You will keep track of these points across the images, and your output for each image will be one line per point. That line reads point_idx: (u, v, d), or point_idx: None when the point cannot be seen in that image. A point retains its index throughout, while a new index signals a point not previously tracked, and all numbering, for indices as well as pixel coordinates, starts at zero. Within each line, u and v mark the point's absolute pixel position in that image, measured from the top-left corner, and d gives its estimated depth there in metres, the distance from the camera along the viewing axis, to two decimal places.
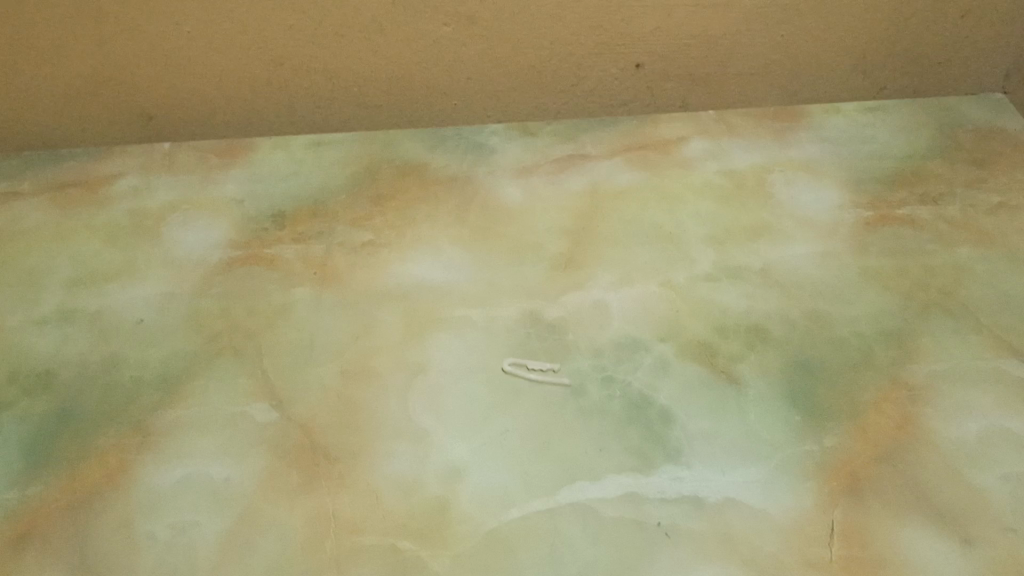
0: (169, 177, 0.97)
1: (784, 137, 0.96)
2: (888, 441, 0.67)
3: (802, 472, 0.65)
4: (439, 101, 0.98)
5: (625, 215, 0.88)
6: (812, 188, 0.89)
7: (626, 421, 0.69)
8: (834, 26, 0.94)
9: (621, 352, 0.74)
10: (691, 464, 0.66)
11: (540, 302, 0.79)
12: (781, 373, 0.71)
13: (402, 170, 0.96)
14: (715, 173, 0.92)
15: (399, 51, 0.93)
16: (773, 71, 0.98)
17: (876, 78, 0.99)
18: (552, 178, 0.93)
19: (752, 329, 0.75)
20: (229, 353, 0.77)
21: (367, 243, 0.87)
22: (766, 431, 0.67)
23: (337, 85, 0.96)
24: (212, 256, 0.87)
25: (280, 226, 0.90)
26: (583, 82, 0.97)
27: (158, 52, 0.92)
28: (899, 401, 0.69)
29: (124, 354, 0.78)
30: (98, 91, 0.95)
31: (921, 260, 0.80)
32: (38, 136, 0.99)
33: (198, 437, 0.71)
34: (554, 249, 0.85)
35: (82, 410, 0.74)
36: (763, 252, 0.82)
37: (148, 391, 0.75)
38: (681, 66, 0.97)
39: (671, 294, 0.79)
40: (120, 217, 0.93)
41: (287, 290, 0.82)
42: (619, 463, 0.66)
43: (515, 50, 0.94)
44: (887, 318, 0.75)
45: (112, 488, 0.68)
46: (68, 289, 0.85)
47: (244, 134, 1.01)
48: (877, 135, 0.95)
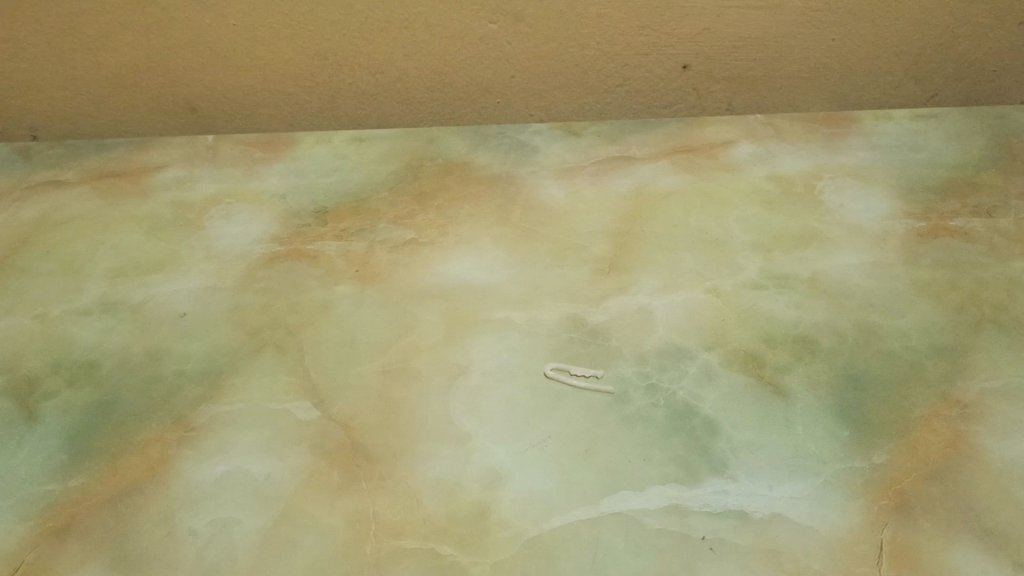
0: (212, 169, 0.97)
1: (833, 142, 0.94)
2: (939, 459, 0.65)
3: (851, 489, 0.64)
4: (483, 98, 0.97)
5: (670, 219, 0.87)
6: (862, 197, 0.87)
7: (670, 431, 0.68)
8: (886, 30, 0.92)
9: (666, 359, 0.73)
10: (737, 476, 0.65)
11: (583, 306, 0.79)
12: (829, 386, 0.70)
13: (444, 168, 0.95)
14: (762, 178, 0.90)
15: (445, 46, 0.93)
16: (823, 75, 0.96)
17: (928, 84, 0.97)
18: (596, 180, 0.92)
19: (799, 341, 0.74)
20: (271, 349, 0.77)
21: (409, 241, 0.87)
22: (814, 446, 0.66)
23: (381, 81, 0.96)
24: (254, 250, 0.87)
25: (322, 222, 0.89)
26: (628, 83, 0.96)
27: (204, 43, 0.93)
28: (951, 419, 0.68)
29: (166, 347, 0.78)
30: (144, 82, 0.96)
31: (974, 273, 0.79)
32: (83, 125, 1.00)
33: (240, 433, 0.71)
34: (598, 252, 0.84)
35: (124, 402, 0.74)
36: (811, 261, 0.81)
37: (190, 385, 0.75)
38: (729, 68, 0.95)
39: (716, 302, 0.78)
40: (163, 209, 0.93)
41: (329, 288, 0.82)
42: (663, 474, 0.65)
43: (560, 48, 0.93)
44: (938, 332, 0.74)
45: (154, 481, 0.68)
46: (112, 280, 0.85)
47: (286, 128, 1.01)
48: (929, 143, 0.93)
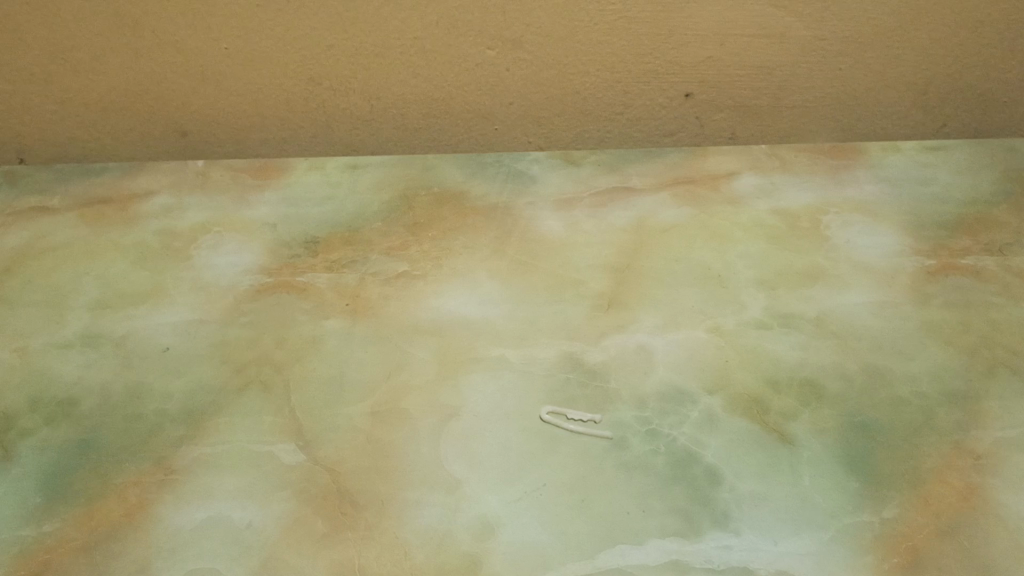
0: (202, 196, 0.95)
1: (840, 175, 0.91)
2: (952, 514, 0.62)
3: (860, 545, 0.61)
4: (480, 126, 0.95)
5: (672, 253, 0.84)
6: (870, 232, 0.84)
7: (670, 480, 0.65)
8: (894, 59, 0.90)
9: (666, 403, 0.70)
10: (740, 530, 0.62)
11: (581, 345, 0.76)
12: (836, 434, 0.67)
13: (440, 197, 0.92)
14: (766, 212, 0.88)
15: (441, 72, 0.90)
16: (830, 106, 0.93)
17: (936, 116, 0.94)
18: (596, 212, 0.89)
19: (805, 384, 0.71)
20: (256, 387, 0.74)
21: (402, 274, 0.84)
22: (820, 498, 0.63)
23: (375, 107, 0.93)
24: (242, 282, 0.84)
25: (313, 253, 0.87)
26: (629, 111, 0.94)
27: (195, 67, 0.90)
28: (964, 470, 0.65)
29: (148, 384, 0.75)
30: (133, 106, 0.93)
31: (986, 314, 0.76)
32: (71, 150, 0.97)
33: (222, 477, 0.68)
34: (597, 287, 0.81)
35: (103, 442, 0.71)
36: (817, 299, 0.78)
37: (172, 424, 0.72)
38: (733, 97, 0.93)
39: (719, 341, 0.75)
40: (150, 237, 0.90)
41: (319, 322, 0.80)
42: (662, 526, 0.62)
43: (560, 76, 0.91)
44: (950, 377, 0.71)
45: (130, 527, 0.65)
46: (95, 311, 0.83)
47: (278, 154, 0.98)
48: (938, 176, 0.91)
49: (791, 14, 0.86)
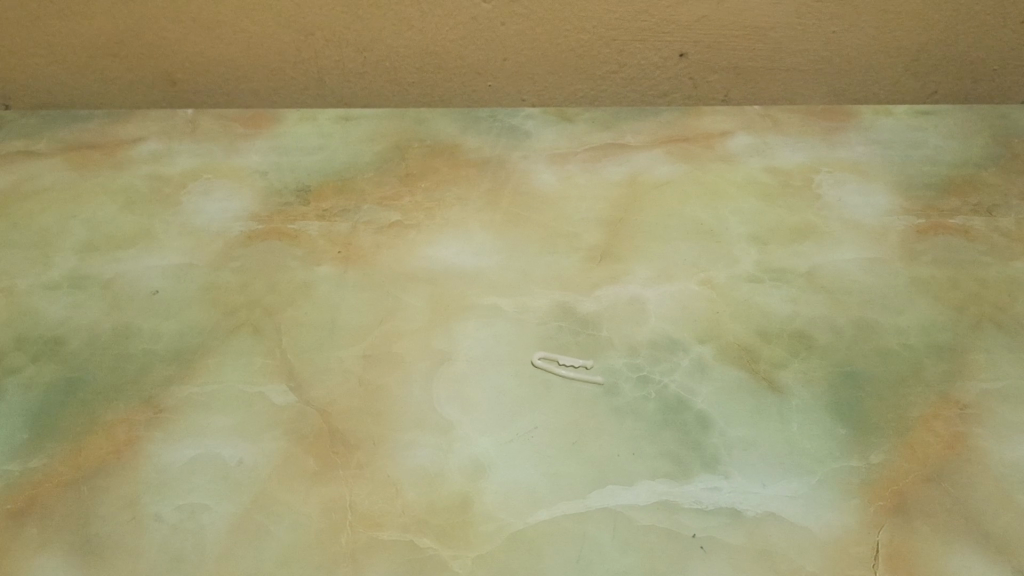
0: (192, 143, 0.94)
1: (832, 136, 0.92)
2: (938, 461, 0.63)
3: (847, 489, 0.61)
4: (474, 80, 0.95)
5: (666, 209, 0.84)
6: (861, 192, 0.85)
7: (660, 425, 0.66)
8: (887, 23, 0.90)
9: (658, 351, 0.71)
10: (730, 473, 0.63)
11: (573, 295, 0.76)
12: (825, 383, 0.68)
13: (432, 150, 0.92)
14: (759, 170, 0.88)
15: (436, 24, 0.90)
16: (823, 69, 0.94)
17: (927, 82, 0.95)
18: (589, 166, 0.89)
19: (795, 336, 0.72)
20: (247, 329, 0.74)
21: (395, 223, 0.84)
22: (809, 443, 0.64)
23: (369, 59, 0.93)
24: (232, 227, 0.84)
25: (305, 201, 0.86)
26: (623, 69, 0.94)
27: (187, 13, 0.89)
28: (950, 419, 0.66)
29: (136, 325, 0.75)
30: (123, 51, 0.92)
31: (974, 272, 0.77)
32: (58, 95, 0.96)
33: (213, 415, 0.68)
34: (591, 240, 0.81)
35: (91, 380, 0.70)
36: (809, 255, 0.79)
37: (161, 364, 0.71)
38: (727, 58, 0.93)
39: (710, 294, 0.75)
40: (139, 182, 0.90)
41: (310, 268, 0.79)
42: (653, 468, 0.63)
43: (555, 32, 0.90)
44: (938, 331, 0.72)
45: (119, 462, 0.65)
46: (82, 254, 0.82)
47: (269, 105, 0.98)
48: (928, 140, 0.91)
49: None
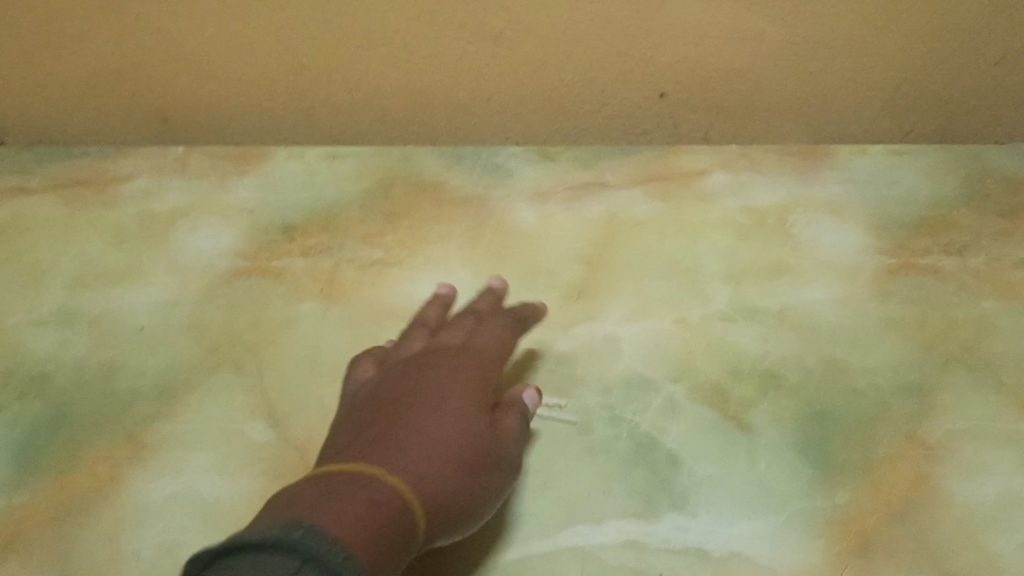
0: (181, 179, 0.95)
1: (808, 175, 0.94)
2: (902, 500, 0.64)
3: (812, 528, 0.63)
4: (459, 118, 0.97)
5: (643, 246, 0.86)
6: (835, 230, 0.87)
7: (631, 463, 0.67)
8: (864, 65, 0.91)
9: (630, 390, 0.72)
10: (698, 513, 0.64)
11: (550, 332, 0.77)
12: (794, 422, 0.69)
13: (416, 187, 0.94)
14: (736, 209, 0.90)
15: (421, 66, 0.92)
16: (801, 109, 0.95)
17: (903, 121, 0.97)
18: (570, 205, 0.91)
19: (766, 375, 0.73)
20: (229, 367, 0.75)
21: (378, 260, 0.85)
22: (777, 483, 0.65)
23: (356, 98, 0.95)
24: (218, 264, 0.86)
25: (290, 238, 0.88)
26: (605, 108, 0.96)
27: (178, 54, 0.91)
28: (915, 459, 0.67)
29: (122, 362, 0.76)
30: (116, 90, 0.94)
31: (944, 312, 0.78)
32: (52, 132, 0.98)
33: (193, 452, 0.69)
34: (568, 277, 0.83)
35: (76, 416, 0.72)
36: (782, 294, 0.80)
37: (145, 401, 0.73)
38: (707, 98, 0.95)
39: (684, 332, 0.77)
40: (129, 219, 0.92)
41: (293, 305, 0.81)
42: (622, 507, 0.64)
43: (538, 72, 0.92)
44: (906, 371, 0.73)
45: (101, 499, 0.66)
46: (71, 290, 0.84)
47: (259, 141, 1.00)
48: (903, 179, 0.93)
49: (765, 18, 0.87)
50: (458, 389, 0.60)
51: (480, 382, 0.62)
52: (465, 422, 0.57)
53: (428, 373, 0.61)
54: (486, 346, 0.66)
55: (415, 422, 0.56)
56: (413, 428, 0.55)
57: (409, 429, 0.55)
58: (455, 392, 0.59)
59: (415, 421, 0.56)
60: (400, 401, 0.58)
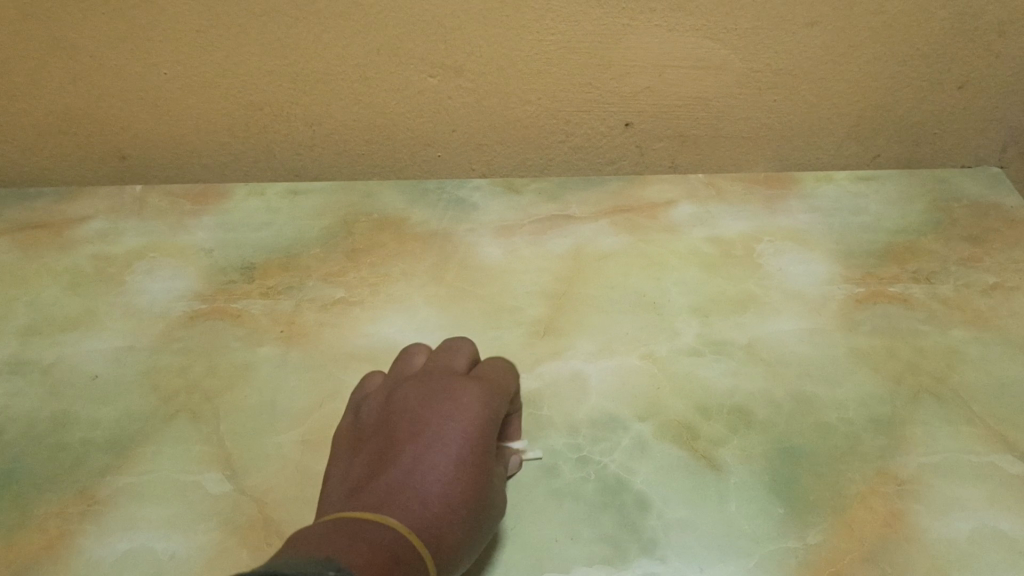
0: (138, 221, 0.94)
1: (774, 205, 0.93)
2: (875, 539, 0.63)
3: (785, 571, 0.61)
4: (424, 151, 0.95)
5: (609, 280, 0.85)
6: (802, 260, 0.86)
7: (599, 507, 0.65)
8: (828, 91, 0.91)
9: (597, 430, 0.71)
10: (667, 557, 0.62)
11: (515, 371, 0.76)
12: (764, 460, 0.68)
13: (379, 224, 0.92)
14: (703, 240, 0.89)
15: (382, 99, 0.90)
16: (767, 136, 0.95)
17: (869, 146, 0.96)
18: (535, 239, 0.90)
19: (735, 411, 0.72)
20: (185, 416, 0.73)
21: (339, 300, 0.84)
22: (748, 524, 0.64)
23: (318, 132, 0.93)
24: (176, 308, 0.83)
25: (250, 279, 0.86)
26: (570, 138, 0.94)
27: (134, 92, 0.89)
28: (888, 495, 0.66)
29: (74, 413, 0.74)
30: (71, 129, 0.92)
31: (913, 342, 0.77)
32: (6, 172, 0.96)
33: (147, 507, 0.67)
34: (534, 313, 0.81)
35: (25, 472, 0.69)
36: (750, 326, 0.79)
37: (97, 454, 0.71)
38: (672, 126, 0.94)
39: (651, 368, 0.75)
40: (84, 262, 0.89)
41: (252, 349, 0.79)
42: (590, 553, 0.62)
43: (502, 104, 0.90)
44: (876, 404, 0.72)
45: (49, 559, 0.64)
46: (23, 338, 0.81)
47: (220, 178, 0.98)
48: (869, 206, 0.93)
49: (727, 47, 0.86)
50: (462, 437, 0.59)
51: (479, 432, 0.61)
52: (469, 472, 0.58)
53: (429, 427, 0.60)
54: (483, 401, 0.63)
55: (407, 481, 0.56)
56: (420, 471, 0.57)
57: (417, 471, 0.57)
58: (458, 432, 0.60)
59: (424, 463, 0.57)
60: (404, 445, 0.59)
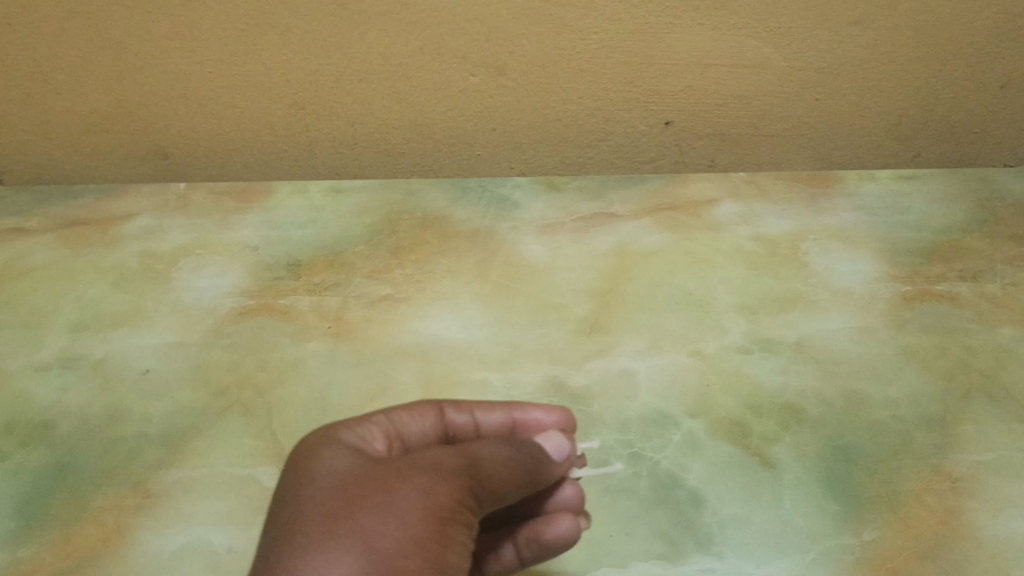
0: (184, 218, 0.94)
1: (818, 202, 0.94)
2: (932, 536, 0.63)
3: (843, 567, 0.61)
4: (465, 151, 0.95)
5: (654, 278, 0.85)
6: (848, 259, 0.87)
7: (653, 503, 0.65)
8: (872, 90, 0.90)
9: (648, 426, 0.71)
10: (724, 554, 0.62)
11: (563, 368, 0.76)
12: (817, 458, 0.68)
13: (423, 222, 0.93)
14: (747, 238, 0.90)
15: (422, 99, 0.89)
16: (809, 135, 0.94)
17: (911, 146, 0.96)
18: (578, 236, 0.91)
19: (786, 408, 0.72)
20: (238, 410, 0.74)
21: (386, 297, 0.84)
22: (803, 521, 0.64)
23: (359, 132, 0.92)
24: (223, 304, 0.84)
25: (296, 276, 0.87)
26: (610, 138, 0.93)
27: (177, 91, 0.89)
28: (943, 493, 0.66)
29: (127, 407, 0.75)
30: (114, 128, 0.92)
31: (961, 340, 0.78)
32: (50, 170, 0.96)
33: (202, 500, 0.67)
34: (580, 310, 0.82)
35: (81, 465, 0.70)
36: (797, 325, 0.80)
37: (151, 448, 0.71)
38: (713, 126, 0.93)
39: (700, 365, 0.76)
40: (130, 259, 0.90)
41: (301, 344, 0.79)
42: (646, 549, 0.63)
43: (543, 103, 0.89)
44: (927, 402, 0.72)
45: (107, 551, 0.64)
46: (73, 333, 0.82)
47: (261, 177, 0.98)
48: (912, 205, 0.93)
49: (770, 46, 0.85)
50: (438, 505, 0.47)
51: (456, 519, 0.48)
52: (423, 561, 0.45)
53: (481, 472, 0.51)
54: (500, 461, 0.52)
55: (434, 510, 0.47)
56: (378, 513, 0.45)
57: (372, 514, 0.45)
58: (436, 499, 0.47)
59: (381, 508, 0.46)
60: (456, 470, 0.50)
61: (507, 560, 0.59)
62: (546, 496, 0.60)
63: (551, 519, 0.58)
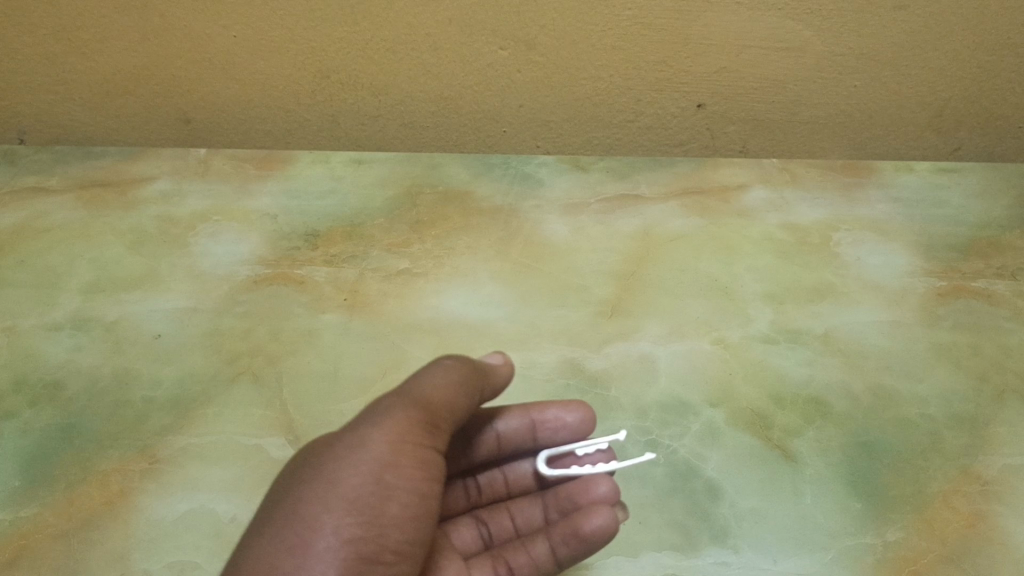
0: (203, 184, 0.93)
1: (852, 193, 0.91)
2: (957, 539, 0.61)
3: (862, 568, 0.59)
4: (490, 127, 0.92)
5: (679, 263, 0.83)
6: (880, 252, 0.84)
7: (669, 492, 0.63)
8: (913, 79, 0.86)
9: (668, 414, 0.68)
10: (739, 548, 0.60)
11: (582, 351, 0.74)
12: (841, 453, 0.66)
13: (444, 197, 0.91)
14: (777, 226, 0.87)
15: (447, 71, 0.86)
16: (845, 122, 0.91)
17: (950, 138, 0.93)
18: (603, 218, 0.89)
19: (811, 401, 0.69)
20: (248, 379, 0.72)
21: (403, 271, 0.82)
22: (824, 517, 0.62)
23: (384, 103, 0.90)
24: (238, 272, 0.83)
25: (313, 246, 0.85)
26: (640, 119, 0.91)
27: (200, 54, 0.86)
28: (971, 496, 0.63)
29: (136, 371, 0.73)
30: (137, 90, 0.90)
31: (996, 339, 0.75)
32: (72, 131, 0.95)
33: (209, 468, 0.66)
34: (601, 293, 0.80)
35: (88, 426, 0.69)
36: (826, 316, 0.77)
37: (160, 413, 0.70)
38: (746, 110, 0.90)
39: (723, 354, 0.73)
40: (147, 222, 0.89)
41: (315, 315, 0.78)
42: (659, 538, 0.61)
43: (573, 79, 0.87)
44: (958, 401, 0.70)
45: (111, 515, 0.63)
46: (85, 295, 0.81)
47: (283, 146, 0.97)
48: (950, 199, 0.90)
49: (809, 28, 0.82)
50: (376, 456, 0.49)
51: (401, 462, 0.50)
52: (359, 514, 0.47)
53: (410, 406, 0.52)
54: (451, 399, 0.54)
55: (369, 460, 0.49)
56: (314, 485, 0.48)
57: (309, 489, 0.48)
58: (374, 451, 0.50)
59: (318, 479, 0.49)
60: (386, 416, 0.51)
61: (542, 558, 0.59)
62: (582, 495, 0.60)
63: (587, 514, 0.58)
